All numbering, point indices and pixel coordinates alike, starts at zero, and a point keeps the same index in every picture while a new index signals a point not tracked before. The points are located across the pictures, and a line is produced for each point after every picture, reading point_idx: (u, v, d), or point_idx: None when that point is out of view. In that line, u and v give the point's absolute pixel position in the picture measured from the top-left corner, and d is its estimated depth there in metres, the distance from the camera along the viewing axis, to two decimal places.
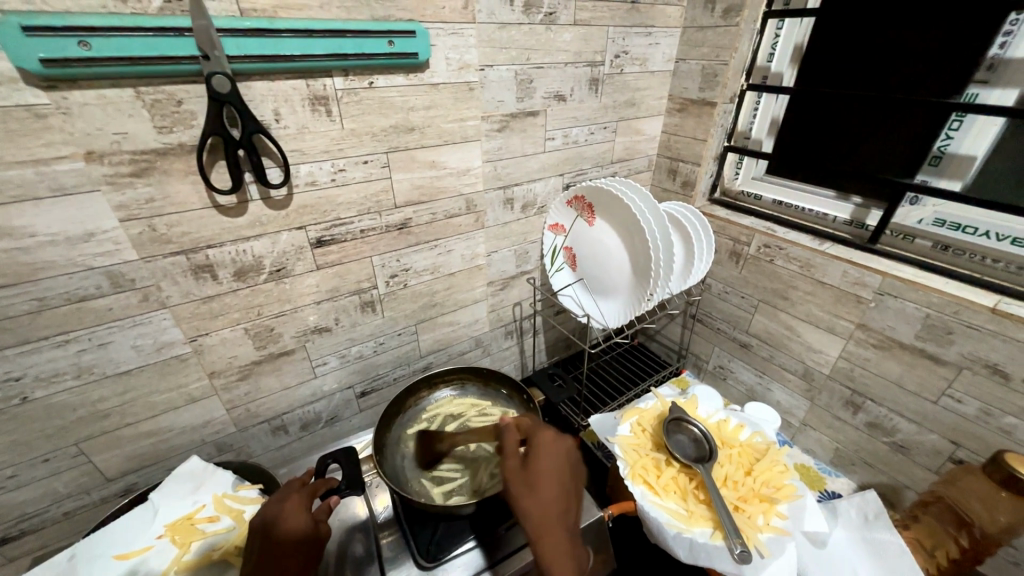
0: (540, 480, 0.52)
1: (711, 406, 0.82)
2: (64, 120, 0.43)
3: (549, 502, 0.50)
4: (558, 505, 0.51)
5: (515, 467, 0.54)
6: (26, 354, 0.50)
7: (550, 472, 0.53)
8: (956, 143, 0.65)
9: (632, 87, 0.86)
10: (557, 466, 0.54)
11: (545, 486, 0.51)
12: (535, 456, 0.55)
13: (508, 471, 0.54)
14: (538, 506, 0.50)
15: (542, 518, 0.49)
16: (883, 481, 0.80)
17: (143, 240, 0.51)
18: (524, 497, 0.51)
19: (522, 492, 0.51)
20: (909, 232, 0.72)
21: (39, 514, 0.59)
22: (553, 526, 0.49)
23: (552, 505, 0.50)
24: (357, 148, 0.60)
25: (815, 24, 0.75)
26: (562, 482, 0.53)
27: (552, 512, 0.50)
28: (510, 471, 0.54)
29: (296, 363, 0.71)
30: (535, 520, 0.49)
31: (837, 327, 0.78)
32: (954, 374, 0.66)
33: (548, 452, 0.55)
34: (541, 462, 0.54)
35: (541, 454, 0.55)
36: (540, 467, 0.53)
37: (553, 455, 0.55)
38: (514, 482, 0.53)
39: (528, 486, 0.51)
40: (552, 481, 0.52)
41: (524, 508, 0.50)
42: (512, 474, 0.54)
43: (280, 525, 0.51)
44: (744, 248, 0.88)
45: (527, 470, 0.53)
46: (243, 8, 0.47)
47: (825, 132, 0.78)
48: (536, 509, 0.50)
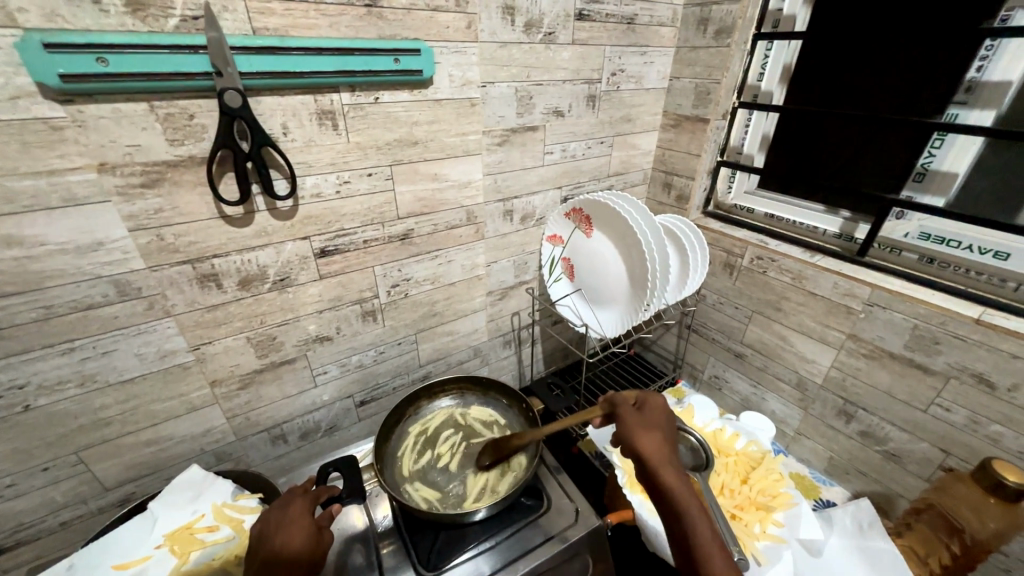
0: (656, 428, 0.56)
1: (707, 415, 0.84)
2: (79, 132, 0.45)
3: (665, 442, 0.54)
4: (672, 450, 0.54)
5: (632, 414, 0.58)
6: (30, 362, 0.50)
7: (660, 424, 0.57)
8: (938, 160, 0.68)
9: (628, 103, 0.88)
10: (666, 421, 0.58)
11: (658, 431, 0.56)
12: (646, 410, 0.59)
13: (625, 416, 0.57)
14: (652, 443, 0.54)
15: (657, 453, 0.53)
16: (876, 490, 0.81)
17: (151, 250, 0.52)
18: (645, 435, 0.54)
19: (640, 432, 0.55)
20: (895, 246, 0.74)
21: (35, 524, 0.59)
22: (672, 463, 0.52)
23: (670, 450, 0.54)
24: (362, 161, 0.62)
25: (802, 46, 0.78)
26: (672, 435, 0.56)
27: (668, 453, 0.53)
28: (627, 416, 0.57)
29: (297, 371, 0.71)
30: (656, 455, 0.52)
31: (829, 338, 0.80)
32: (942, 383, 0.68)
33: (657, 409, 0.59)
34: (655, 415, 0.58)
35: (653, 409, 0.59)
36: (654, 418, 0.57)
37: (663, 413, 0.59)
38: (631, 424, 0.56)
39: (648, 429, 0.55)
40: (664, 430, 0.56)
41: (645, 442, 0.54)
42: (626, 418, 0.57)
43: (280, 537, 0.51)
44: (737, 260, 0.90)
45: (644, 419, 0.57)
46: (255, 27, 0.49)
47: (815, 148, 0.81)
48: (655, 447, 0.54)
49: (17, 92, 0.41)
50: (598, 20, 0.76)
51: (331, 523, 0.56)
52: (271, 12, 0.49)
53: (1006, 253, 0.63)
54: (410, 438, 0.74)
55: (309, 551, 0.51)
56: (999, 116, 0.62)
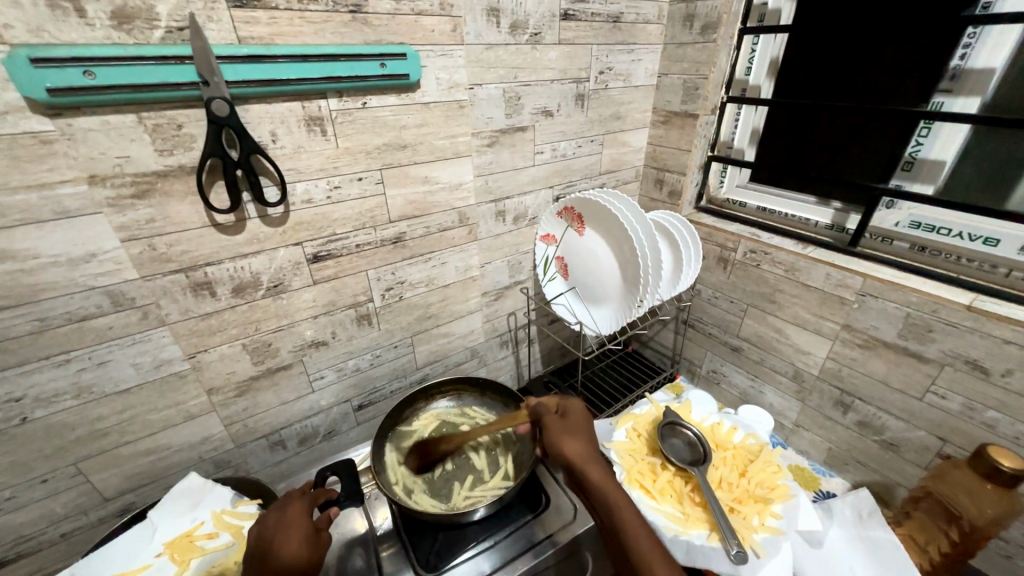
0: (575, 433, 0.63)
1: (705, 409, 0.84)
2: (68, 145, 0.45)
3: (584, 444, 0.61)
4: (594, 448, 0.61)
5: (555, 422, 0.65)
6: (27, 374, 0.51)
7: (581, 426, 0.64)
8: (926, 149, 0.68)
9: (617, 101, 0.89)
10: (586, 422, 0.65)
11: (578, 435, 0.62)
12: (568, 416, 0.65)
13: (550, 425, 0.64)
14: (576, 447, 0.60)
15: (580, 455, 0.60)
16: (876, 480, 0.81)
17: (143, 259, 0.53)
18: (567, 440, 0.61)
19: (564, 439, 0.62)
20: (887, 235, 0.74)
21: (36, 536, 0.59)
22: (595, 462, 0.59)
23: (591, 449, 0.61)
24: (352, 166, 0.62)
25: (788, 40, 0.78)
26: (591, 433, 0.64)
27: (591, 452, 0.60)
28: (552, 425, 0.64)
29: (293, 377, 0.71)
30: (581, 458, 0.59)
31: (824, 329, 0.80)
32: (936, 371, 0.68)
33: (575, 413, 0.66)
34: (575, 419, 0.65)
35: (573, 413, 0.66)
36: (576, 423, 0.64)
37: (581, 415, 0.66)
38: (556, 432, 0.63)
39: (570, 434, 0.62)
40: (584, 432, 0.63)
41: (569, 448, 0.60)
42: (551, 427, 0.64)
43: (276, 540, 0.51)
44: (731, 254, 0.90)
45: (566, 425, 0.64)
46: (241, 36, 0.49)
47: (804, 140, 0.81)
48: (579, 451, 0.60)
49: (5, 107, 0.41)
50: (584, 19, 0.76)
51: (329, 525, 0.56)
52: (256, 21, 0.49)
53: (996, 239, 0.64)
54: (399, 485, 0.67)
55: (305, 551, 0.51)
56: (985, 103, 0.62)
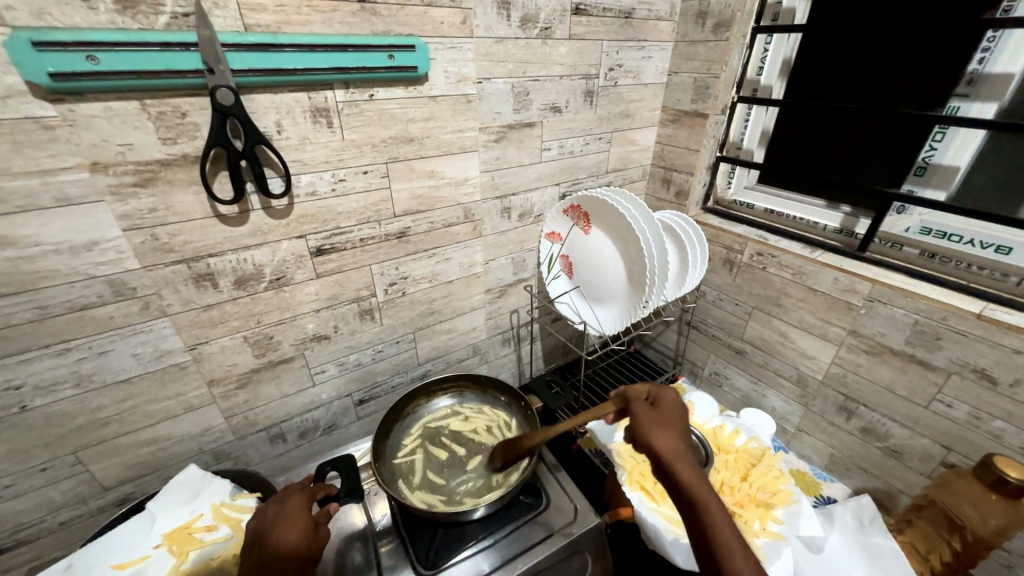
0: (671, 430, 0.51)
1: (707, 412, 0.84)
2: (70, 132, 0.44)
3: (681, 444, 0.50)
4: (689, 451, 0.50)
5: (643, 411, 0.53)
6: (26, 362, 0.50)
7: (677, 426, 0.52)
8: (939, 153, 0.67)
9: (626, 99, 0.88)
10: (680, 421, 0.53)
11: (674, 434, 0.50)
12: (660, 409, 0.53)
13: (637, 414, 0.53)
14: (670, 443, 0.50)
15: (676, 454, 0.49)
16: (877, 486, 0.80)
17: (146, 249, 0.52)
18: (660, 434, 0.50)
19: (654, 430, 0.51)
20: (897, 240, 0.74)
21: (34, 524, 0.59)
22: (688, 460, 0.49)
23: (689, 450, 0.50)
24: (358, 159, 0.61)
25: (802, 40, 0.77)
26: (689, 434, 0.52)
27: (684, 449, 0.50)
28: (639, 414, 0.53)
29: (294, 371, 0.71)
30: (675, 456, 0.49)
31: (830, 334, 0.79)
32: (943, 379, 0.67)
33: (671, 408, 0.54)
34: (671, 412, 0.53)
35: (667, 408, 0.53)
36: (670, 417, 0.53)
37: (675, 411, 0.53)
38: (645, 422, 0.52)
39: (663, 427, 0.51)
40: (683, 431, 0.52)
41: (660, 441, 0.50)
42: (639, 417, 0.53)
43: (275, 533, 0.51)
44: (737, 256, 0.90)
45: (658, 417, 0.53)
46: (247, 24, 0.48)
47: (816, 142, 0.80)
48: (672, 448, 0.50)
49: (7, 92, 0.41)
50: (596, 14, 0.75)
51: (328, 520, 0.56)
52: (263, 9, 0.48)
53: (1009, 248, 0.63)
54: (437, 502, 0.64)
55: (304, 545, 0.51)
56: (1002, 108, 0.61)
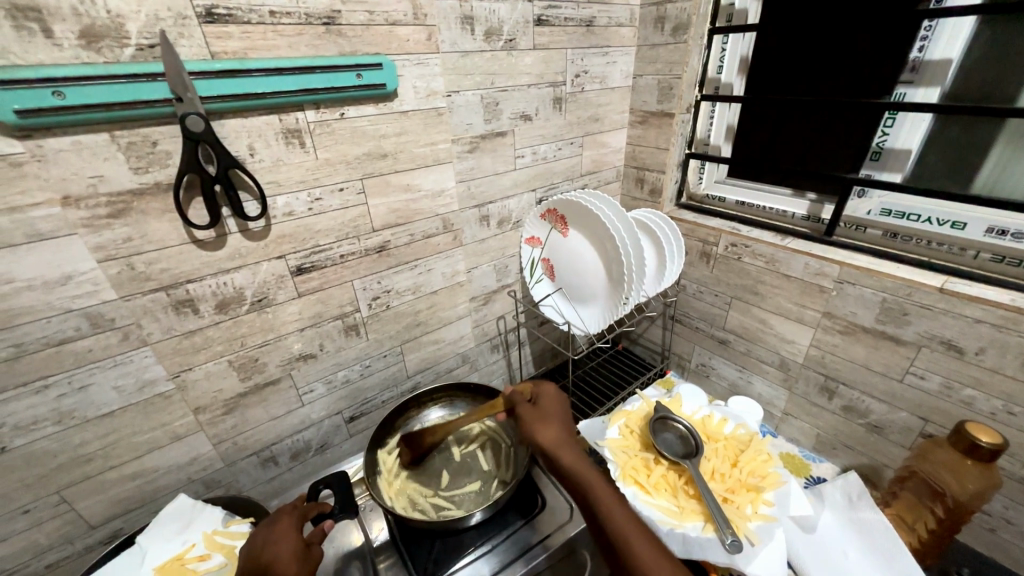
0: (549, 416, 0.64)
1: (695, 403, 0.85)
2: (39, 167, 0.44)
3: (560, 430, 0.62)
4: (566, 432, 0.62)
5: (527, 411, 0.65)
6: (4, 403, 0.49)
7: (555, 413, 0.65)
8: (891, 138, 0.70)
9: (594, 103, 0.90)
10: (560, 405, 0.67)
11: (550, 422, 0.63)
12: (541, 400, 0.67)
13: (522, 415, 0.65)
14: (549, 432, 0.61)
15: (555, 440, 0.61)
16: (863, 462, 0.83)
17: (122, 279, 0.52)
18: (541, 427, 0.62)
19: (538, 425, 0.63)
20: (860, 223, 0.77)
21: (19, 570, 0.57)
22: (569, 444, 0.61)
23: (566, 434, 0.62)
24: (333, 176, 0.62)
25: (757, 38, 0.81)
26: (565, 417, 0.65)
27: (562, 435, 0.61)
28: (524, 414, 0.65)
29: (282, 392, 0.71)
30: (553, 443, 0.60)
31: (805, 317, 0.82)
32: (914, 353, 0.70)
33: (548, 398, 0.67)
34: (547, 404, 0.66)
35: (545, 399, 0.67)
36: (548, 408, 0.65)
37: (554, 398, 0.67)
38: (529, 420, 0.64)
39: (542, 420, 0.63)
40: (558, 417, 0.64)
41: (542, 434, 0.61)
42: (524, 416, 0.65)
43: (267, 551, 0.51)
44: (713, 248, 0.92)
45: (538, 412, 0.65)
46: (214, 51, 0.49)
47: (778, 134, 0.83)
48: (551, 436, 0.61)
49: None
50: (558, 24, 0.77)
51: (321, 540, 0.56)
52: (228, 36, 0.49)
53: (964, 223, 0.66)
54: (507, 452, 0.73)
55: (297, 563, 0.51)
56: (944, 92, 0.64)
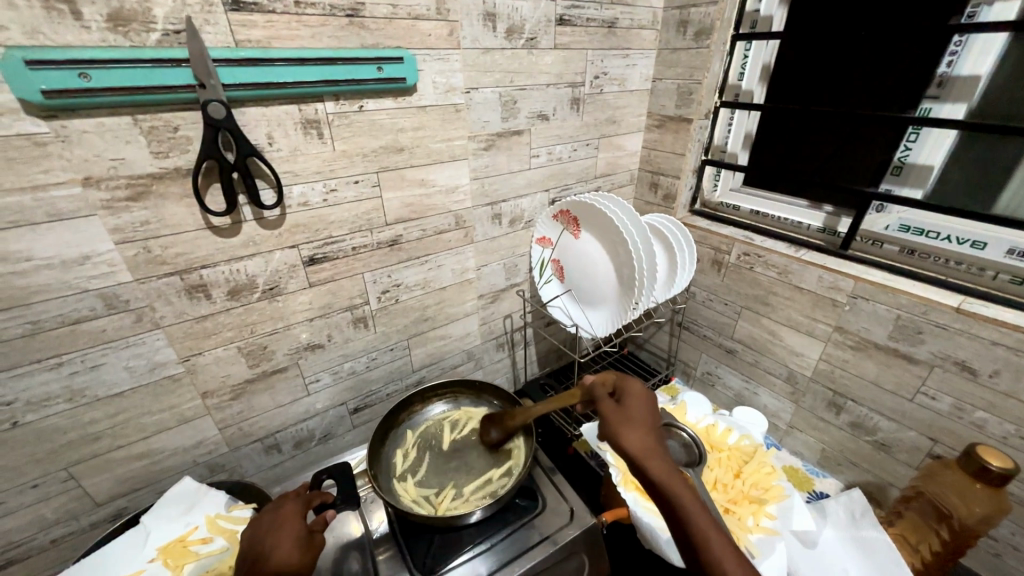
0: (637, 420, 0.55)
1: (700, 412, 0.85)
2: (63, 147, 0.45)
3: (649, 436, 0.53)
4: (655, 438, 0.54)
5: (610, 409, 0.57)
6: (18, 378, 0.50)
7: (641, 415, 0.56)
8: (914, 153, 0.69)
9: (612, 105, 0.90)
10: (647, 407, 0.58)
11: (638, 425, 0.54)
12: (627, 398, 0.59)
13: (604, 411, 0.57)
14: (637, 437, 0.53)
15: (643, 447, 0.52)
16: (868, 480, 0.82)
17: (138, 262, 0.52)
18: (628, 431, 0.53)
19: (624, 428, 0.54)
20: (877, 238, 0.76)
21: (25, 543, 0.58)
22: (658, 454, 0.52)
23: (655, 440, 0.53)
24: (349, 168, 0.62)
25: (781, 46, 0.80)
26: (654, 424, 0.56)
27: (652, 443, 0.53)
28: (606, 411, 0.57)
29: (289, 381, 0.71)
30: (643, 451, 0.52)
31: (816, 331, 0.81)
32: (927, 372, 0.69)
33: (635, 398, 0.58)
34: (632, 405, 0.57)
35: (631, 398, 0.58)
36: (634, 410, 0.56)
37: (642, 399, 0.58)
38: (614, 420, 0.56)
39: (628, 423, 0.54)
40: (646, 422, 0.55)
41: (631, 440, 0.52)
42: (606, 414, 0.57)
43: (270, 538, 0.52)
44: (725, 257, 0.91)
45: (624, 413, 0.57)
46: (238, 39, 0.49)
47: (798, 144, 0.82)
48: (641, 443, 0.53)
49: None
50: (580, 24, 0.77)
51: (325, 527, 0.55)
52: (253, 24, 0.49)
53: (983, 243, 0.65)
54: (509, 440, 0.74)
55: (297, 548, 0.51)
56: (971, 109, 0.63)
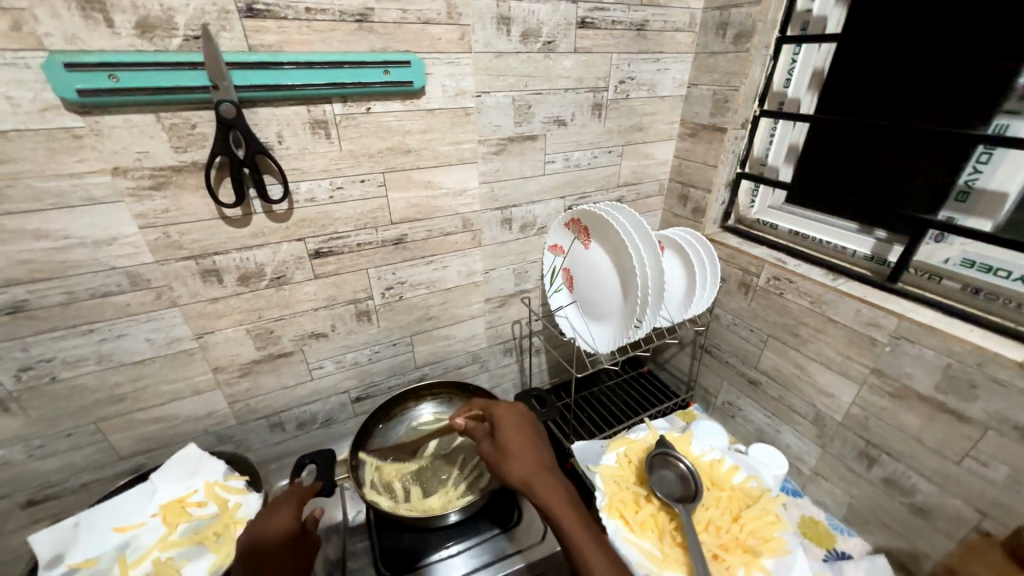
0: (512, 446, 0.59)
1: (706, 443, 0.78)
2: (95, 140, 0.50)
3: (532, 461, 0.58)
4: (537, 462, 0.58)
5: (490, 445, 0.61)
6: (56, 339, 0.57)
7: (518, 440, 0.60)
8: (985, 177, 0.60)
9: (639, 112, 0.85)
10: (520, 429, 0.62)
11: (517, 453, 0.58)
12: (499, 429, 0.62)
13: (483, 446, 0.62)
14: (518, 468, 0.57)
15: (524, 477, 0.56)
16: (900, 547, 0.71)
17: (158, 245, 0.58)
18: (511, 462, 0.57)
19: (505, 459, 0.58)
20: (935, 272, 0.66)
21: (61, 483, 0.67)
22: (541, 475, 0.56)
23: (534, 463, 0.58)
24: (355, 168, 0.65)
25: (837, 50, 0.71)
26: (534, 445, 0.60)
27: (534, 468, 0.57)
28: (485, 446, 0.62)
29: (294, 364, 0.75)
30: (525, 478, 0.56)
31: (850, 371, 0.72)
32: (979, 434, 0.59)
33: (508, 425, 0.62)
34: (509, 434, 0.61)
35: (505, 425, 0.62)
36: (510, 440, 0.60)
37: (513, 423, 0.63)
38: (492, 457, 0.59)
39: (507, 454, 0.58)
40: (525, 447, 0.59)
41: (514, 470, 0.57)
42: (486, 449, 0.61)
43: (268, 543, 0.53)
44: (753, 279, 0.84)
45: (501, 441, 0.61)
46: (252, 44, 0.53)
47: (847, 160, 0.73)
48: (523, 470, 0.57)
49: (44, 105, 0.47)
50: (604, 27, 0.74)
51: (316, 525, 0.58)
52: (265, 30, 0.53)
53: None
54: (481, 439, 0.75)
55: (299, 557, 0.53)
56: None
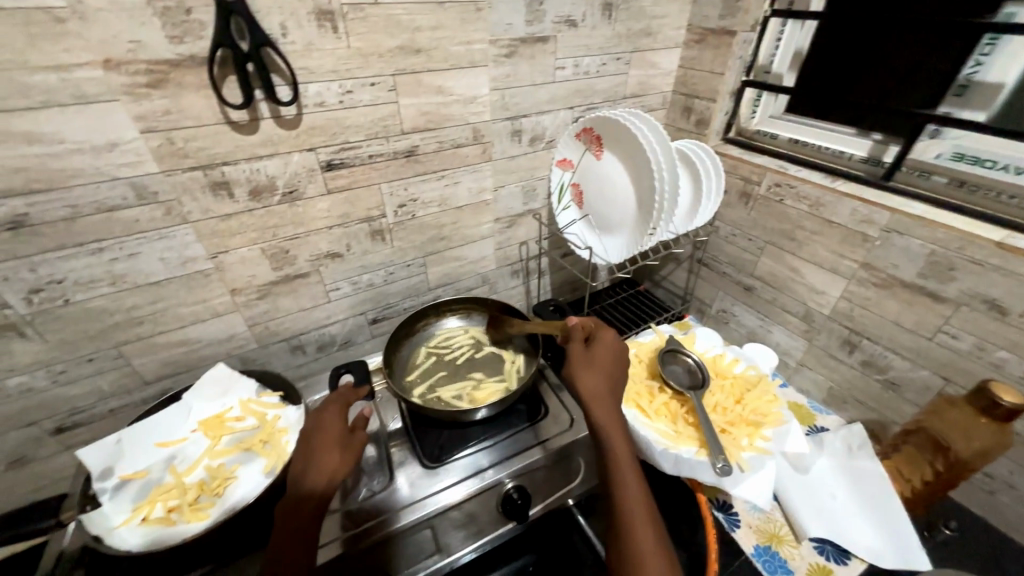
0: (599, 361, 0.61)
1: (709, 343, 0.85)
2: (80, 25, 0.45)
3: (607, 383, 0.59)
4: (611, 386, 0.59)
5: (577, 351, 0.63)
6: (64, 259, 0.54)
7: (604, 362, 0.61)
8: (984, 70, 0.63)
9: (648, 14, 0.82)
10: (613, 354, 0.63)
11: (598, 369, 0.60)
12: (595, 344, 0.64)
13: (571, 350, 0.63)
14: (593, 382, 0.58)
15: (595, 390, 0.58)
16: (871, 418, 0.83)
17: (162, 153, 0.54)
18: (585, 375, 0.59)
19: (582, 372, 0.60)
20: (925, 169, 0.71)
21: (88, 409, 0.66)
22: (607, 399, 0.57)
23: (609, 388, 0.59)
24: (365, 69, 0.61)
25: None
26: (614, 371, 0.61)
27: (605, 390, 0.58)
28: (573, 351, 0.63)
29: (311, 286, 0.75)
30: (592, 394, 0.57)
31: (841, 268, 0.78)
32: (952, 311, 0.66)
33: (605, 346, 0.64)
34: (599, 353, 0.62)
35: (600, 344, 0.64)
36: (598, 356, 0.62)
37: (610, 346, 0.64)
38: (577, 362, 0.61)
39: (588, 368, 0.60)
40: (605, 368, 0.61)
41: (587, 382, 0.59)
42: (572, 355, 0.62)
43: (317, 435, 0.56)
44: (754, 188, 0.87)
45: (589, 357, 0.62)
46: None
47: (852, 62, 0.76)
48: (593, 386, 0.58)
49: None
50: None
51: (365, 423, 0.59)
52: None
53: None
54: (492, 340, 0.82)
55: (343, 448, 0.55)
56: None
